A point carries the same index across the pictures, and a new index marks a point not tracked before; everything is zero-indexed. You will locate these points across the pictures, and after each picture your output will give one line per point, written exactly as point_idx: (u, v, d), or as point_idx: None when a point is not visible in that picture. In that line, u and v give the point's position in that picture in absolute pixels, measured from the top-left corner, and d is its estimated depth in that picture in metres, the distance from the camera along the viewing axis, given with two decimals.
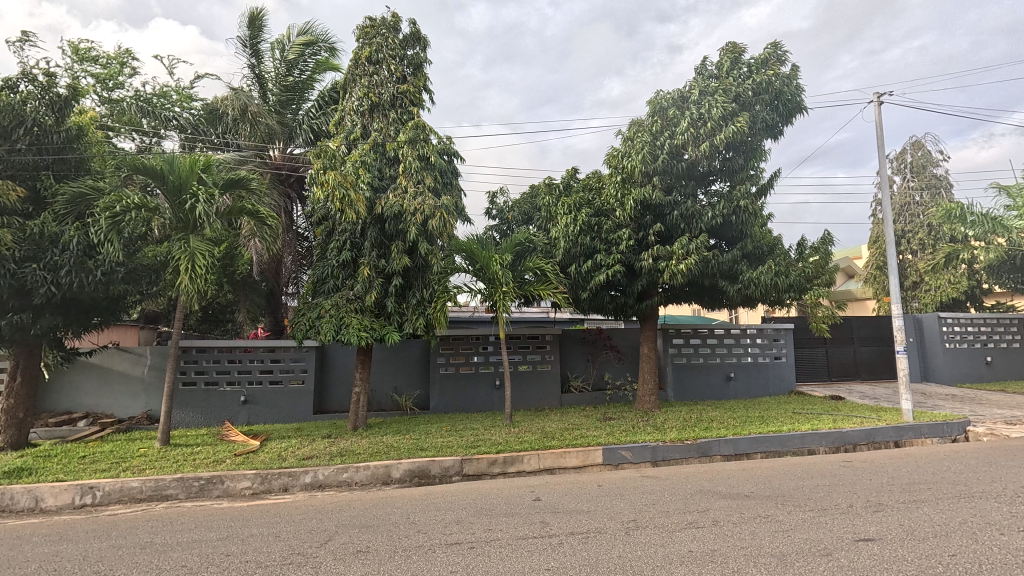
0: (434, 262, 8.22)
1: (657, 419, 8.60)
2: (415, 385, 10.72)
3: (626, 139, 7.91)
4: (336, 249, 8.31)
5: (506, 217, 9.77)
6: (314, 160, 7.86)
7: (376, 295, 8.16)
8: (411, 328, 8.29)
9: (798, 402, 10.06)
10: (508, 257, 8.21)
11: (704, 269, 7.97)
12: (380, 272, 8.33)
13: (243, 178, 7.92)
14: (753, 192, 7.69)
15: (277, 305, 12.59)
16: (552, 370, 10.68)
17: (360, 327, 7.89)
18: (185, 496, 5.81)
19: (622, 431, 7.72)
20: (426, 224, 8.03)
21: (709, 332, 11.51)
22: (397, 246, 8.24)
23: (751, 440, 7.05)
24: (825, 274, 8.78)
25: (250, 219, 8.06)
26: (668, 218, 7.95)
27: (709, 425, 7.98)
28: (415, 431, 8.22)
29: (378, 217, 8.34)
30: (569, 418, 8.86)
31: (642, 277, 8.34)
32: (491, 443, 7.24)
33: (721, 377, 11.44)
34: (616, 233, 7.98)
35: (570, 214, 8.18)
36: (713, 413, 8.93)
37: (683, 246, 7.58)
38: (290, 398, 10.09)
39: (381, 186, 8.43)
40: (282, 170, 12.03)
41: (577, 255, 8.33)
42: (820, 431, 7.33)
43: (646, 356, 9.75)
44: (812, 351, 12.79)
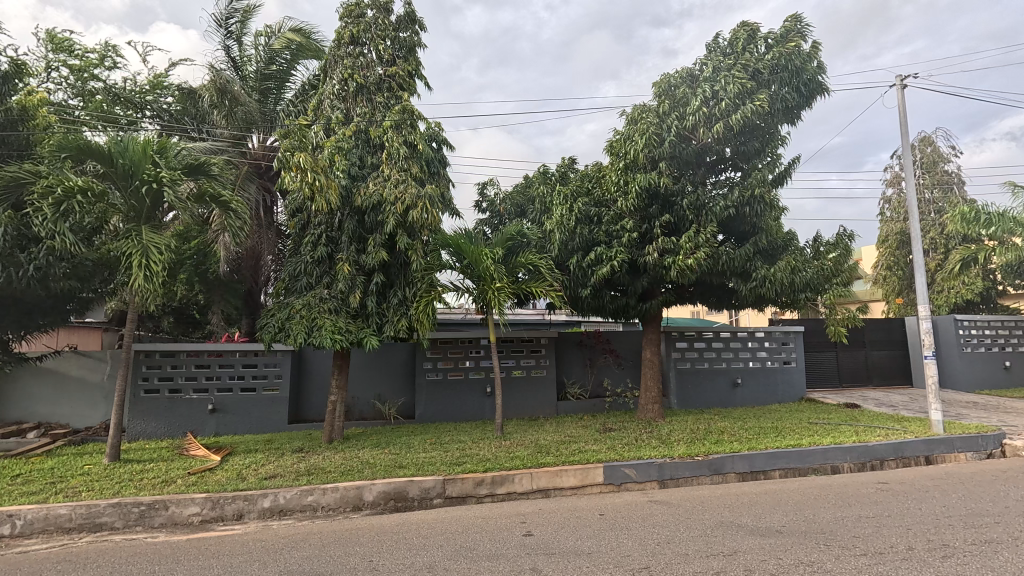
0: (417, 258, 7.45)
1: (662, 430, 7.87)
2: (399, 392, 10.00)
3: (631, 121, 7.23)
4: (311, 243, 7.55)
5: (497, 210, 9.02)
6: (284, 143, 7.05)
7: (358, 295, 7.41)
8: (392, 331, 7.51)
9: (812, 410, 9.36)
10: (499, 252, 7.49)
11: (714, 265, 7.31)
12: (360, 269, 7.57)
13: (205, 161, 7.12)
14: (770, 180, 7.00)
15: (255, 305, 11.74)
16: (547, 376, 9.95)
17: (334, 329, 7.04)
18: (121, 526, 5.03)
19: (624, 444, 6.99)
20: (408, 216, 7.24)
21: (714, 335, 10.81)
22: (376, 240, 7.44)
23: (767, 456, 6.34)
24: (844, 273, 8.10)
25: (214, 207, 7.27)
26: (675, 209, 7.30)
27: (719, 438, 7.25)
28: (395, 445, 7.45)
29: (357, 208, 7.57)
30: (565, 429, 8.13)
31: (647, 274, 7.67)
32: (479, 459, 6.48)
33: (727, 384, 10.74)
34: (618, 226, 7.30)
35: (569, 205, 7.47)
36: (722, 424, 8.22)
37: (691, 240, 6.93)
38: (262, 407, 9.30)
39: (361, 174, 7.64)
40: (262, 163, 11.25)
41: (575, 250, 7.63)
42: (843, 445, 6.62)
43: (649, 361, 9.03)
44: (822, 356, 12.11)
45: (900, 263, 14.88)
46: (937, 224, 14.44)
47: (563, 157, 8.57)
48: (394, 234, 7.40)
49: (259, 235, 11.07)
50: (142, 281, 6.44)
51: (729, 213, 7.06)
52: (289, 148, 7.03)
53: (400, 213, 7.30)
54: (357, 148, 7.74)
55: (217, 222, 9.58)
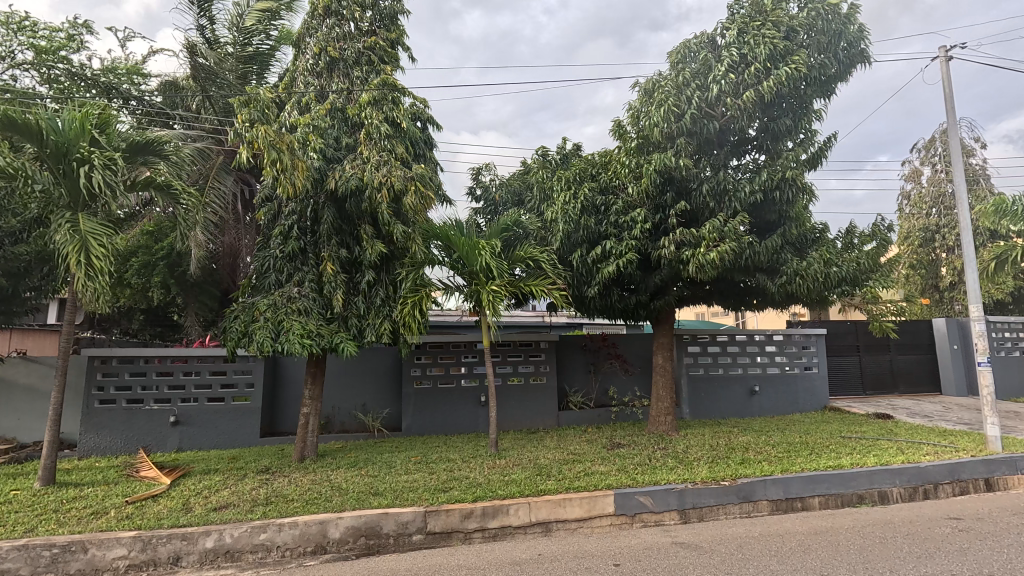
0: (415, 248, 6.61)
1: (677, 447, 6.97)
2: (385, 402, 9.13)
3: (642, 96, 6.39)
4: (280, 235, 6.60)
5: (492, 199, 8.06)
6: (239, 114, 5.97)
7: (343, 296, 6.53)
8: (374, 334, 6.58)
9: (841, 422, 8.46)
10: (496, 244, 6.58)
11: (736, 259, 6.46)
12: (340, 263, 6.68)
13: (154, 141, 6.22)
14: (803, 161, 6.12)
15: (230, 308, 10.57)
16: (547, 384, 9.05)
17: (303, 333, 6.06)
18: (28, 574, 4.15)
19: (637, 465, 6.08)
20: (402, 204, 6.37)
21: (729, 339, 9.93)
22: (366, 230, 6.66)
23: (804, 481, 5.45)
24: (881, 267, 7.22)
25: (163, 196, 6.35)
26: (695, 195, 6.44)
27: (743, 456, 6.36)
28: (374, 465, 6.55)
29: (333, 194, 6.62)
30: (569, 445, 7.24)
31: (662, 270, 6.79)
32: (468, 483, 5.58)
33: (743, 392, 9.86)
34: (629, 214, 6.42)
35: (572, 191, 6.62)
36: (744, 439, 7.33)
37: (714, 230, 6.08)
38: (232, 419, 8.37)
39: (335, 156, 6.65)
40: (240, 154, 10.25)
41: (580, 243, 6.76)
42: (891, 466, 5.73)
43: (661, 369, 8.14)
44: (844, 362, 11.20)
45: (923, 261, 13.93)
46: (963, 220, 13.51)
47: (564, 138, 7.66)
48: (386, 224, 6.55)
49: (234, 231, 10.08)
50: (84, 280, 5.46)
51: (758, 198, 6.19)
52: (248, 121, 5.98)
53: (390, 200, 6.44)
54: (331, 125, 6.81)
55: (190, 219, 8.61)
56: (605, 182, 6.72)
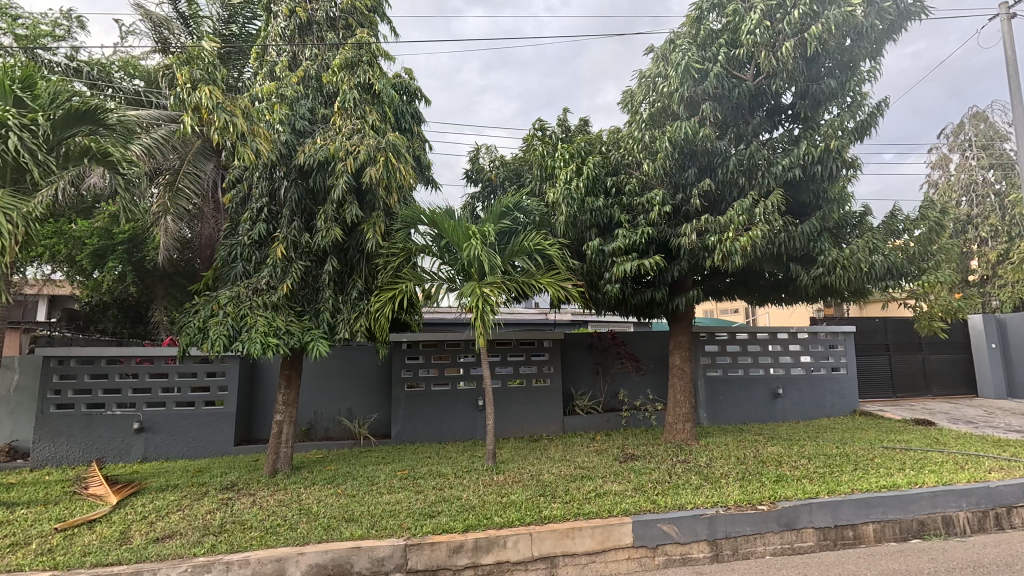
0: (369, 238, 5.79)
1: (700, 459, 6.16)
2: (372, 406, 8.33)
3: (657, 58, 5.52)
4: (250, 219, 5.86)
5: (487, 179, 7.13)
6: (178, 73, 4.95)
7: (291, 285, 5.68)
8: (346, 332, 5.77)
9: (878, 430, 7.61)
10: (490, 231, 5.71)
11: (767, 246, 5.63)
12: (305, 252, 5.87)
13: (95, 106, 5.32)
14: (852, 129, 5.21)
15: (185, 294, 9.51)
16: (551, 387, 8.23)
17: (268, 330, 5.25)
18: None
19: (655, 483, 5.26)
20: (362, 176, 5.50)
21: (749, 338, 9.11)
22: (325, 210, 5.71)
23: (856, 505, 4.62)
24: (932, 257, 6.33)
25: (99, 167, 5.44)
26: (719, 171, 5.53)
27: (777, 471, 5.52)
28: (354, 482, 5.74)
29: (299, 169, 5.84)
30: (576, 457, 6.42)
31: (681, 260, 5.95)
32: (459, 507, 4.77)
33: (765, 394, 9.02)
34: (644, 195, 5.65)
35: (584, 167, 5.85)
36: (773, 449, 6.50)
37: (745, 211, 5.25)
38: (202, 425, 7.58)
39: (306, 129, 5.88)
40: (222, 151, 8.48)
41: (586, 228, 5.95)
42: (955, 486, 4.89)
43: (678, 370, 7.30)
44: (874, 361, 10.34)
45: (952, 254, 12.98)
46: (994, 210, 12.66)
47: (564, 109, 6.82)
48: (338, 204, 5.69)
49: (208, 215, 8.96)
50: None
51: (796, 175, 5.32)
52: (191, 82, 4.99)
53: (352, 170, 5.61)
54: (302, 95, 6.05)
55: (159, 205, 7.76)
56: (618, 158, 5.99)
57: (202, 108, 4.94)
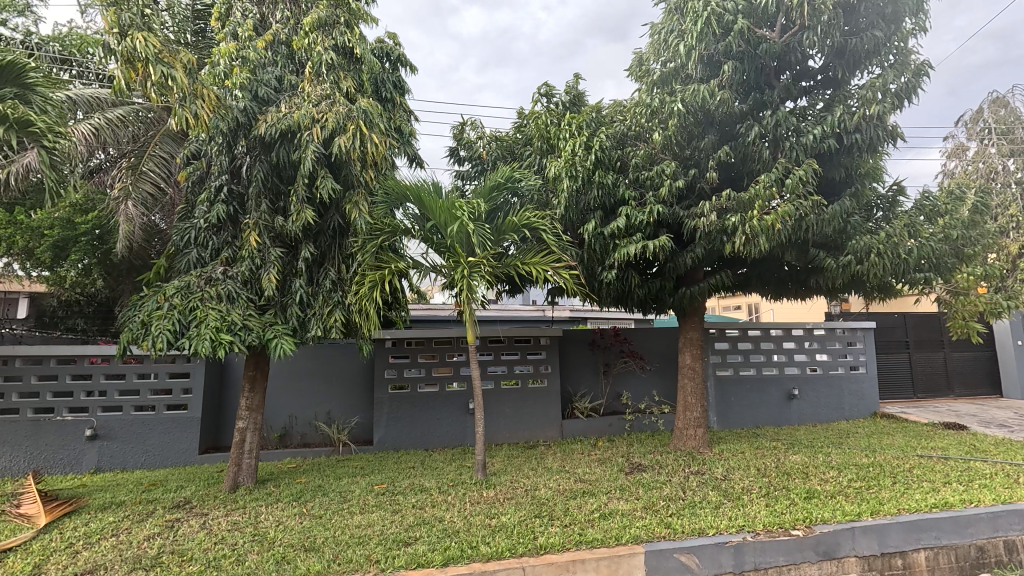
0: (356, 215, 5.05)
1: (715, 470, 5.48)
2: (354, 408, 7.65)
3: (672, 11, 4.78)
4: (206, 200, 5.17)
5: (479, 157, 6.35)
6: (103, 17, 4.16)
7: (277, 278, 5.00)
8: (319, 330, 5.04)
9: (906, 436, 6.95)
10: (483, 207, 5.13)
11: (793, 230, 4.94)
12: (272, 236, 5.15)
13: (8, 62, 4.65)
14: (895, 92, 4.51)
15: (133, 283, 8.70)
16: (549, 388, 7.55)
17: (222, 325, 4.53)
18: None
19: (668, 501, 4.57)
20: (332, 147, 4.77)
21: (762, 335, 8.46)
22: (295, 189, 4.99)
23: (905, 529, 3.94)
24: (977, 244, 5.63)
25: (16, 137, 4.77)
26: (739, 142, 4.87)
27: (806, 486, 4.82)
28: (324, 498, 5.04)
29: (261, 141, 5.07)
30: (577, 468, 5.74)
31: (696, 246, 5.25)
32: (441, 531, 4.08)
33: (780, 396, 8.37)
34: (654, 170, 4.94)
35: (588, 138, 5.14)
36: (796, 458, 5.82)
37: (772, 188, 4.56)
38: (163, 431, 6.86)
39: (270, 96, 5.12)
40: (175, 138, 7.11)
41: (590, 208, 5.25)
42: (1017, 506, 4.21)
43: (689, 371, 6.61)
44: (893, 360, 9.69)
45: None
46: (1014, 200, 12.04)
47: (573, 71, 5.95)
48: (310, 179, 4.95)
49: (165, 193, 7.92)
50: None
51: (830, 147, 4.62)
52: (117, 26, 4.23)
53: (322, 141, 4.88)
54: (270, 61, 5.29)
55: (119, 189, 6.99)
56: (628, 128, 5.33)
57: (133, 60, 4.20)
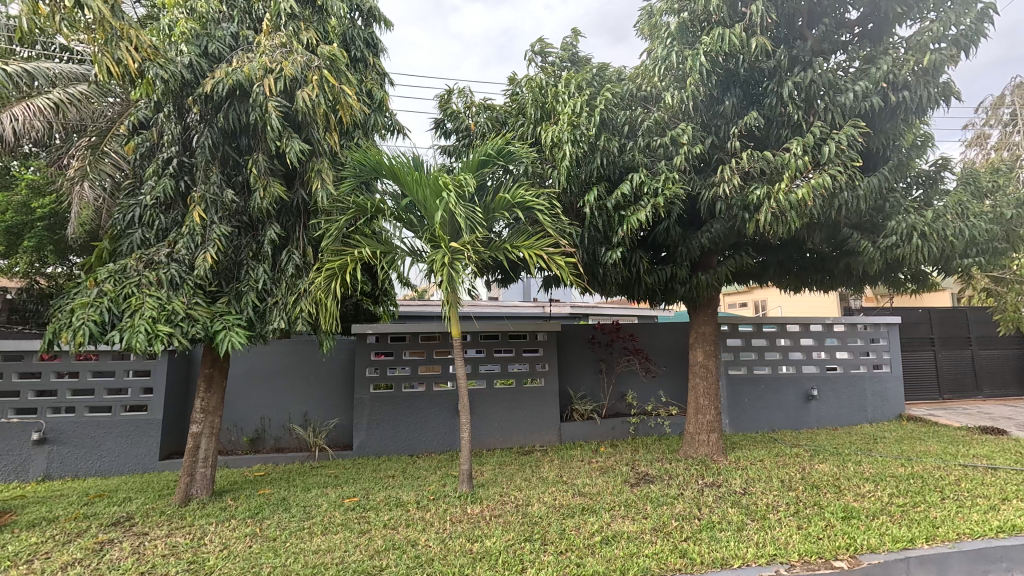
0: (316, 185, 4.46)
1: (733, 483, 4.82)
2: (333, 409, 7.01)
3: None
4: (152, 173, 4.53)
5: (466, 129, 5.68)
6: None
7: (215, 257, 4.29)
8: (282, 321, 4.36)
9: (942, 442, 6.28)
10: (471, 180, 4.48)
11: (826, 207, 4.27)
12: (226, 214, 4.49)
13: None
14: (951, 39, 3.84)
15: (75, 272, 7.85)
16: (546, 388, 6.90)
17: (161, 314, 3.88)
18: None
19: (681, 521, 3.90)
20: (295, 102, 4.17)
21: (778, 330, 7.80)
22: (256, 160, 4.37)
23: (969, 560, 3.28)
24: None
25: None
26: (766, 101, 4.24)
27: (842, 502, 4.16)
28: (285, 514, 4.39)
29: (212, 104, 4.42)
30: (577, 478, 5.08)
31: (713, 226, 4.60)
32: (413, 559, 3.42)
33: (798, 397, 7.70)
34: (667, 137, 4.30)
35: (589, 101, 4.48)
36: (824, 469, 5.16)
37: (803, 155, 3.90)
38: (120, 435, 6.22)
39: (222, 51, 4.47)
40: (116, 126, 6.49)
41: (591, 181, 4.59)
42: None
43: (702, 369, 5.94)
44: (917, 358, 9.01)
45: None
46: None
47: (571, 28, 5.33)
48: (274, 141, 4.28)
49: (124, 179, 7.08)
50: None
51: (874, 106, 3.97)
52: None
53: (281, 94, 4.27)
54: (225, 17, 4.64)
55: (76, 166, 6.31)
56: (639, 86, 4.67)
57: None
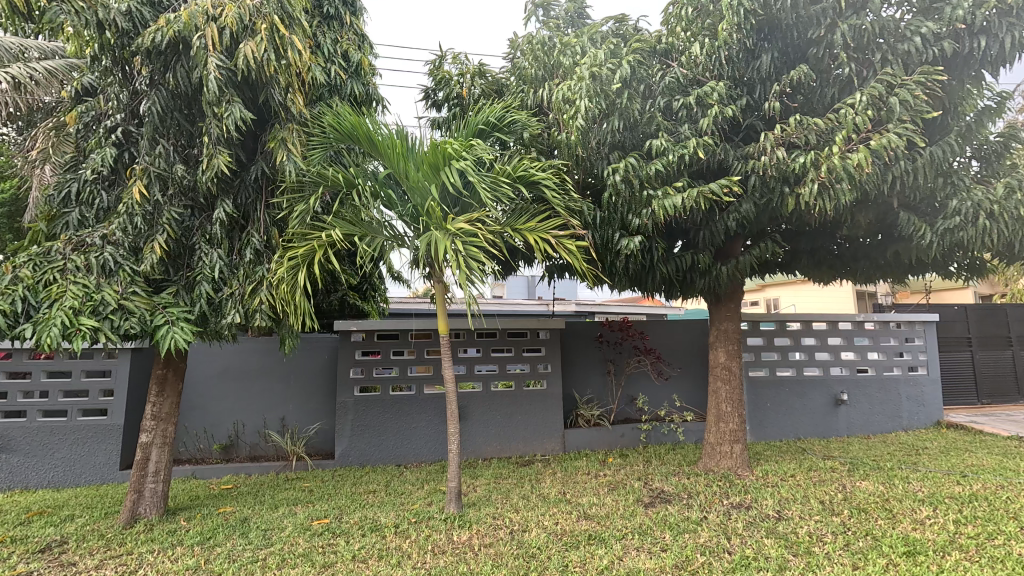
0: (283, 155, 3.80)
1: (764, 504, 4.13)
2: (314, 413, 6.39)
3: None
4: (94, 144, 3.92)
5: (459, 98, 5.03)
6: None
7: (165, 244, 3.68)
8: (237, 315, 3.71)
9: (995, 455, 5.56)
10: (473, 145, 3.78)
11: (880, 180, 3.60)
12: (177, 190, 3.81)
13: None
14: None
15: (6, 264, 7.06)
16: (550, 391, 6.23)
17: (88, 304, 3.25)
18: None
19: (708, 556, 3.24)
20: (237, 58, 3.48)
21: (803, 328, 7.10)
22: (206, 126, 3.65)
23: None
24: None
25: None
26: (811, 51, 3.60)
27: (900, 532, 3.47)
28: (240, 541, 3.75)
29: (155, 58, 3.68)
30: (582, 496, 4.42)
31: (743, 204, 3.90)
32: None
33: (825, 401, 7.00)
34: (693, 95, 3.69)
35: (601, 55, 3.84)
36: (868, 487, 4.46)
37: (859, 111, 3.28)
38: (76, 443, 5.62)
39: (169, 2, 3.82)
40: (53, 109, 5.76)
41: (605, 148, 4.00)
42: None
43: (724, 372, 5.25)
44: (953, 360, 8.28)
45: None
46: None
47: None
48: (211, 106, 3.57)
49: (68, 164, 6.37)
50: None
51: (943, 53, 3.35)
52: None
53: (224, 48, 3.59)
54: None
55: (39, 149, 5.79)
56: (658, 38, 4.02)
57: None
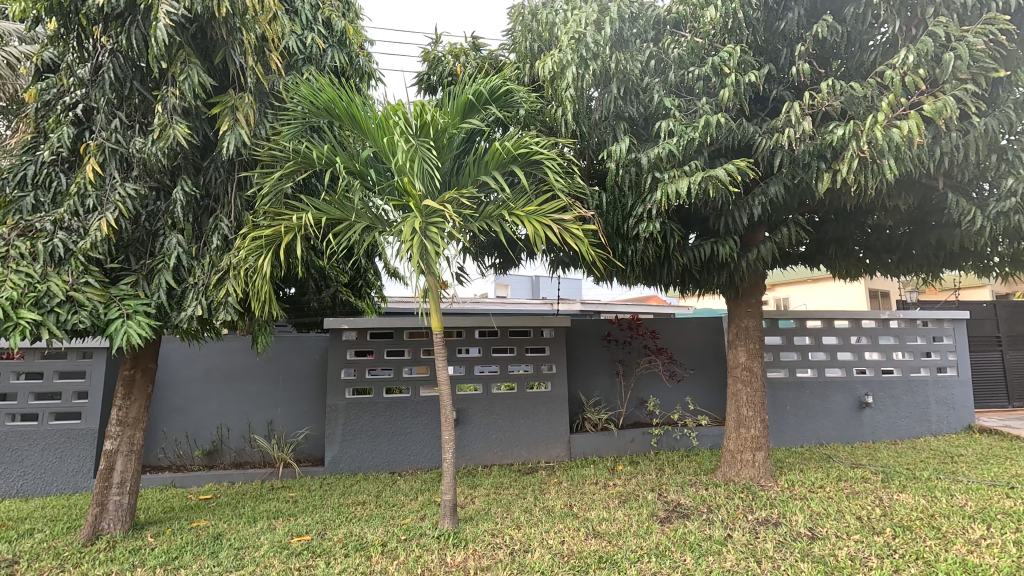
0: (227, 128, 3.37)
1: (795, 520, 3.70)
2: (302, 417, 6.00)
3: None
4: (51, 123, 3.53)
5: (453, 75, 4.64)
6: None
7: (115, 223, 3.25)
8: (198, 308, 3.31)
9: None
10: (451, 116, 3.42)
11: (926, 155, 3.19)
12: (138, 170, 3.42)
13: None
14: None
15: None
16: (554, 394, 5.81)
17: (31, 296, 2.87)
18: None
19: None
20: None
21: (824, 326, 6.66)
22: (165, 95, 3.26)
23: None
24: None
25: None
26: (846, 10, 3.20)
27: (956, 556, 3.04)
28: (208, 562, 3.34)
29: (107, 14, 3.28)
30: (591, 510, 4.01)
31: (769, 185, 3.48)
32: None
33: (848, 404, 6.56)
34: (707, 65, 3.29)
35: (603, 18, 3.46)
36: (908, 501, 4.03)
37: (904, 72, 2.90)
38: (48, 449, 5.25)
39: None
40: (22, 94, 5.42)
41: (606, 120, 3.65)
42: None
43: (744, 373, 4.83)
44: (981, 360, 7.82)
45: None
46: None
47: None
48: (164, 64, 3.25)
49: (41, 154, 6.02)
50: None
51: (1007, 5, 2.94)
52: None
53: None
54: None
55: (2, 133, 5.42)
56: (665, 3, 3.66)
57: None
